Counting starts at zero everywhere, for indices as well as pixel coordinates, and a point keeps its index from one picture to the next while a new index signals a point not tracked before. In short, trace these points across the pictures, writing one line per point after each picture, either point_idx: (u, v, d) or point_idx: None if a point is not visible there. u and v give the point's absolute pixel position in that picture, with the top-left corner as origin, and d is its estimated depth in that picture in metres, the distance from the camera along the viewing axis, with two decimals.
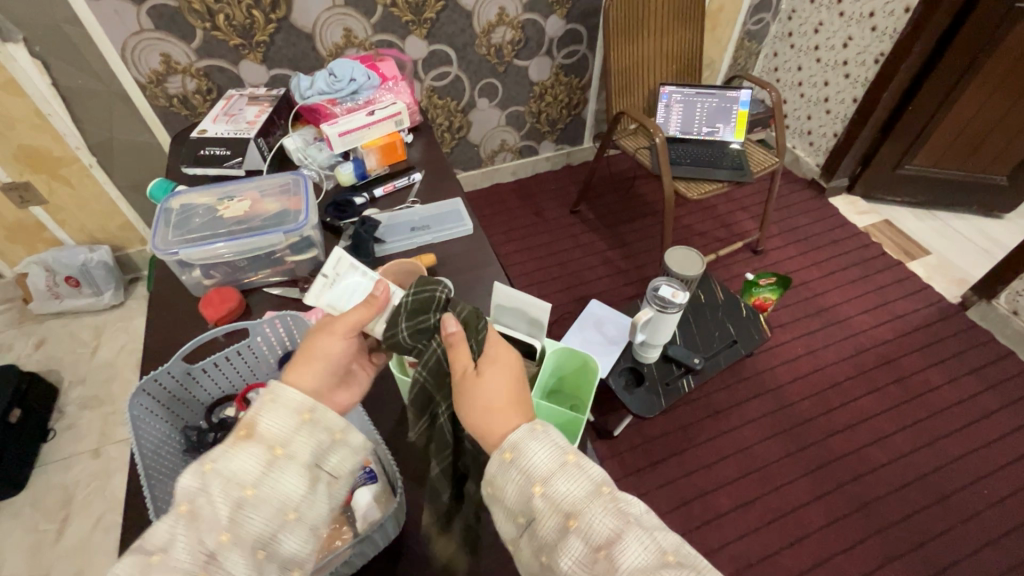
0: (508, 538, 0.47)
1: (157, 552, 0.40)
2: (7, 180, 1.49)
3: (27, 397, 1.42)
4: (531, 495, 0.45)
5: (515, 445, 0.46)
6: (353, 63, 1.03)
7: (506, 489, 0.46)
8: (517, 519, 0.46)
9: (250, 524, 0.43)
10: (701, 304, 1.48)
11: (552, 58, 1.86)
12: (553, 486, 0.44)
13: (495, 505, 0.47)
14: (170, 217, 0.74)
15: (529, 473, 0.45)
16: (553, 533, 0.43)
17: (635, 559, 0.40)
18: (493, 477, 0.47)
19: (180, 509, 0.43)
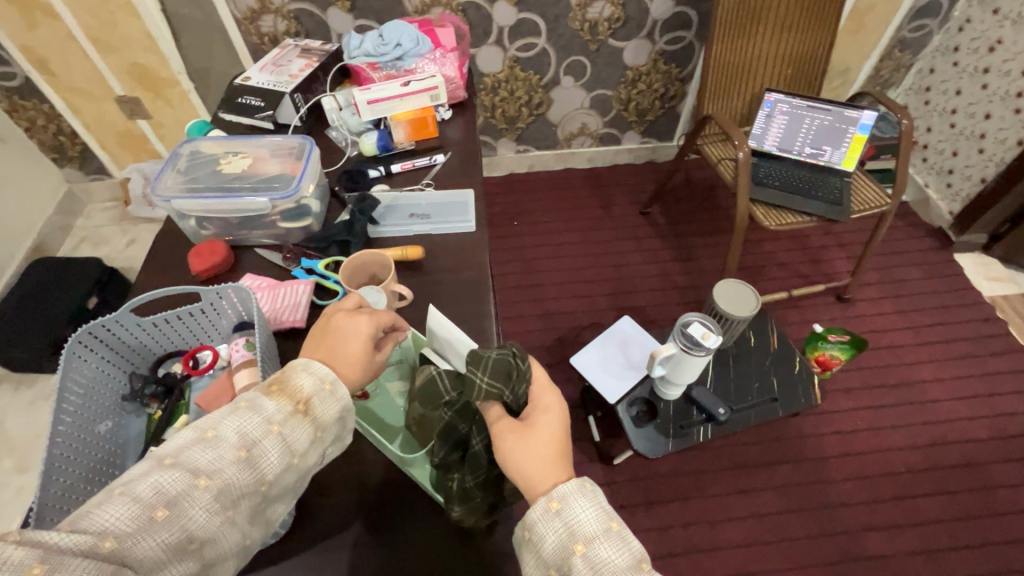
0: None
1: (206, 477, 0.44)
2: (121, 93, 1.65)
3: (106, 289, 1.60)
4: (570, 553, 0.45)
5: (564, 496, 0.48)
6: (405, 27, 0.98)
7: (545, 538, 0.47)
8: (548, 571, 0.47)
9: (273, 487, 0.49)
10: (747, 347, 1.31)
11: (653, 42, 1.68)
12: (595, 549, 0.45)
13: (529, 552, 0.48)
14: (179, 162, 0.76)
15: (572, 528, 0.47)
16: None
17: None
18: (535, 522, 0.48)
19: (237, 447, 0.47)
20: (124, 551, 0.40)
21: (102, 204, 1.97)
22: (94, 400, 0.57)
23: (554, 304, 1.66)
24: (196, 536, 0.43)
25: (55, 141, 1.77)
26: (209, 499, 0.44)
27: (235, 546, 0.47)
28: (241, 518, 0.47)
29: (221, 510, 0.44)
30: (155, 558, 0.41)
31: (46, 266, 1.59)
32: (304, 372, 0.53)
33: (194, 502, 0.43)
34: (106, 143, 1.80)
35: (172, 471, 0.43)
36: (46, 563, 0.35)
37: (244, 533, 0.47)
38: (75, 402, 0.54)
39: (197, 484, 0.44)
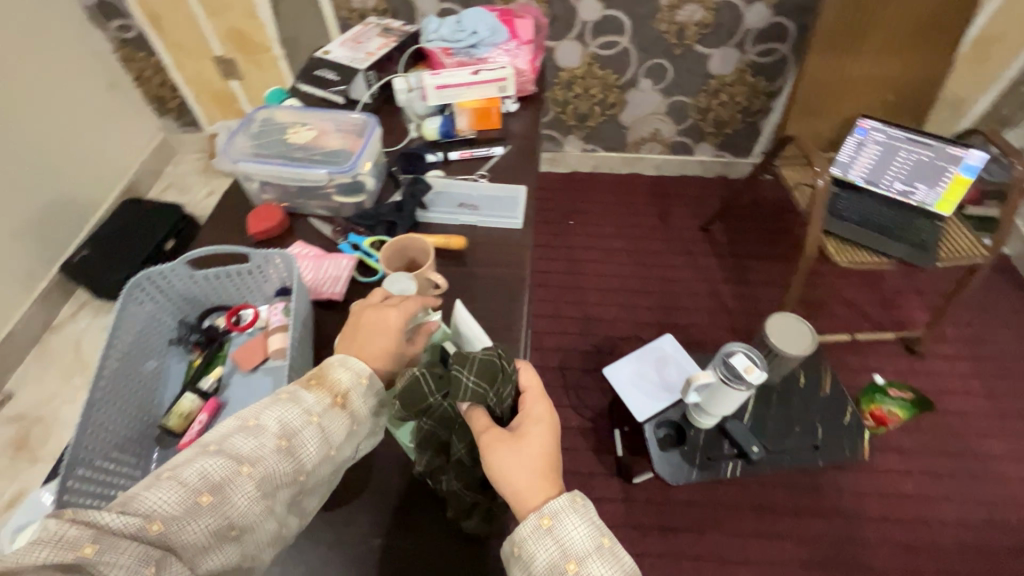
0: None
1: (249, 464, 0.48)
2: (220, 53, 1.76)
3: (182, 234, 1.72)
4: (562, 569, 0.48)
5: (556, 514, 0.50)
6: (484, 15, 0.98)
7: (537, 554, 0.49)
8: None
9: (304, 481, 0.52)
10: (795, 387, 1.23)
11: (742, 52, 1.60)
12: (587, 566, 0.48)
13: (518, 568, 0.50)
14: (251, 128, 0.79)
15: (565, 546, 0.49)
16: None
17: None
18: (526, 539, 0.50)
19: (274, 443, 0.50)
20: (172, 533, 0.44)
21: (190, 155, 2.12)
22: (145, 339, 0.63)
23: (597, 310, 1.62)
24: (236, 523, 0.47)
25: (158, 93, 1.92)
26: (248, 489, 0.47)
27: (270, 534, 0.50)
28: (278, 506, 0.50)
29: (259, 502, 0.48)
30: (199, 540, 0.45)
31: (138, 207, 1.75)
32: (341, 367, 0.57)
33: (235, 488, 0.47)
34: (200, 98, 1.93)
35: (217, 459, 0.47)
36: (97, 543, 0.40)
37: (280, 521, 0.51)
38: (127, 338, 0.60)
39: (239, 473, 0.48)
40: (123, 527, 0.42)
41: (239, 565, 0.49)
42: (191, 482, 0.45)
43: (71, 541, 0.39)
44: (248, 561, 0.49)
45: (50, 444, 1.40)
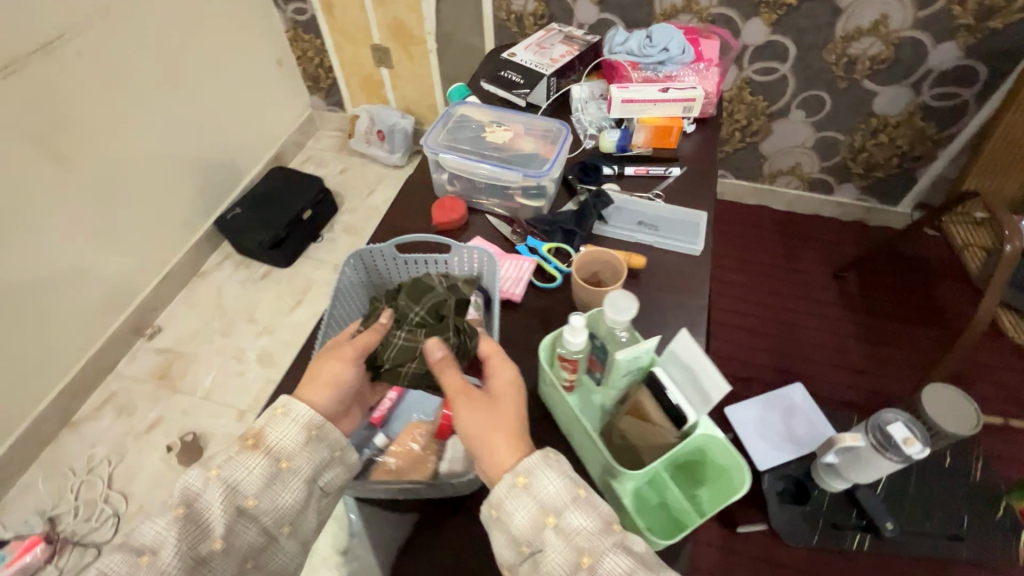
0: (505, 562, 0.47)
1: (215, 469, 0.51)
2: (377, 42, 1.87)
3: (319, 205, 1.84)
4: (542, 527, 0.45)
5: (529, 471, 0.47)
6: (675, 33, 0.97)
7: (516, 516, 0.46)
8: (520, 549, 0.46)
9: (318, 445, 0.55)
10: (939, 467, 1.11)
11: (917, 93, 1.47)
12: (564, 518, 0.45)
13: (498, 529, 0.47)
14: (449, 122, 0.83)
15: (540, 500, 0.46)
16: (561, 568, 0.44)
17: None
18: (503, 499, 0.47)
19: (273, 416, 0.55)
20: (195, 515, 0.50)
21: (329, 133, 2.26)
22: (349, 312, 0.69)
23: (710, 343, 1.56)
24: (251, 494, 0.51)
25: (314, 72, 2.07)
26: (253, 462, 0.52)
27: (300, 499, 0.54)
28: (250, 524, 0.52)
29: (266, 471, 0.52)
30: (223, 516, 0.50)
31: (284, 175, 1.89)
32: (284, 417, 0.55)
33: (242, 462, 0.52)
34: (350, 81, 2.06)
35: (220, 449, 0.53)
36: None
37: (304, 486, 0.54)
38: (338, 306, 0.66)
39: (243, 451, 0.53)
40: (157, 533, 0.49)
41: (281, 533, 0.53)
42: (195, 471, 0.52)
43: (116, 561, 0.48)
44: (289, 527, 0.53)
45: (189, 379, 1.55)
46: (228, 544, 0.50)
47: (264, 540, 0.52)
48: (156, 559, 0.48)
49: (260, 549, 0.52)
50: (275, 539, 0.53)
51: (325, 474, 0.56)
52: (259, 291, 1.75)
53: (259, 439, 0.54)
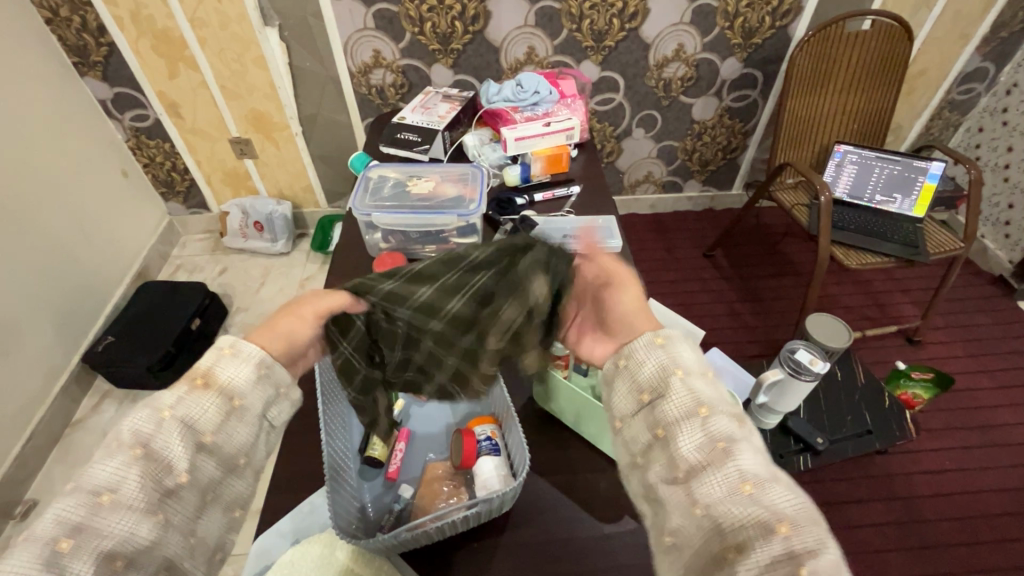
0: (621, 413, 0.46)
1: (169, 408, 0.42)
2: (236, 135, 1.82)
3: (206, 311, 1.70)
4: (671, 376, 0.44)
5: (670, 336, 0.47)
6: (540, 78, 1.12)
7: (644, 364, 0.46)
8: (642, 396, 0.45)
9: (270, 381, 0.47)
10: (836, 382, 1.34)
11: (720, 99, 1.82)
12: (692, 379, 0.43)
13: (623, 380, 0.47)
14: (369, 185, 0.88)
15: (672, 360, 0.45)
16: (676, 412, 0.42)
17: (751, 460, 0.38)
18: (636, 350, 0.47)
19: (219, 355, 0.47)
20: (155, 454, 0.41)
21: (196, 237, 2.11)
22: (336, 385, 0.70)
23: None
24: (207, 429, 0.43)
25: (167, 177, 1.93)
26: (205, 399, 0.44)
27: (254, 434, 0.46)
28: (212, 470, 0.43)
29: (223, 406, 0.44)
30: (184, 451, 0.41)
31: (158, 289, 1.73)
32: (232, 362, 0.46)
33: (194, 405, 0.43)
34: (211, 179, 1.96)
35: (165, 390, 0.44)
36: (73, 538, 0.37)
37: (256, 422, 0.46)
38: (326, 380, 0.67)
39: (193, 391, 0.44)
40: (112, 472, 0.39)
41: (239, 466, 0.45)
42: (140, 412, 0.42)
43: (71, 505, 0.38)
44: (246, 459, 0.45)
45: None
46: (194, 477, 0.42)
47: (223, 473, 0.44)
48: (119, 497, 0.39)
49: (221, 481, 0.44)
50: (235, 471, 0.45)
51: (275, 410, 0.48)
52: None
53: (209, 377, 0.45)
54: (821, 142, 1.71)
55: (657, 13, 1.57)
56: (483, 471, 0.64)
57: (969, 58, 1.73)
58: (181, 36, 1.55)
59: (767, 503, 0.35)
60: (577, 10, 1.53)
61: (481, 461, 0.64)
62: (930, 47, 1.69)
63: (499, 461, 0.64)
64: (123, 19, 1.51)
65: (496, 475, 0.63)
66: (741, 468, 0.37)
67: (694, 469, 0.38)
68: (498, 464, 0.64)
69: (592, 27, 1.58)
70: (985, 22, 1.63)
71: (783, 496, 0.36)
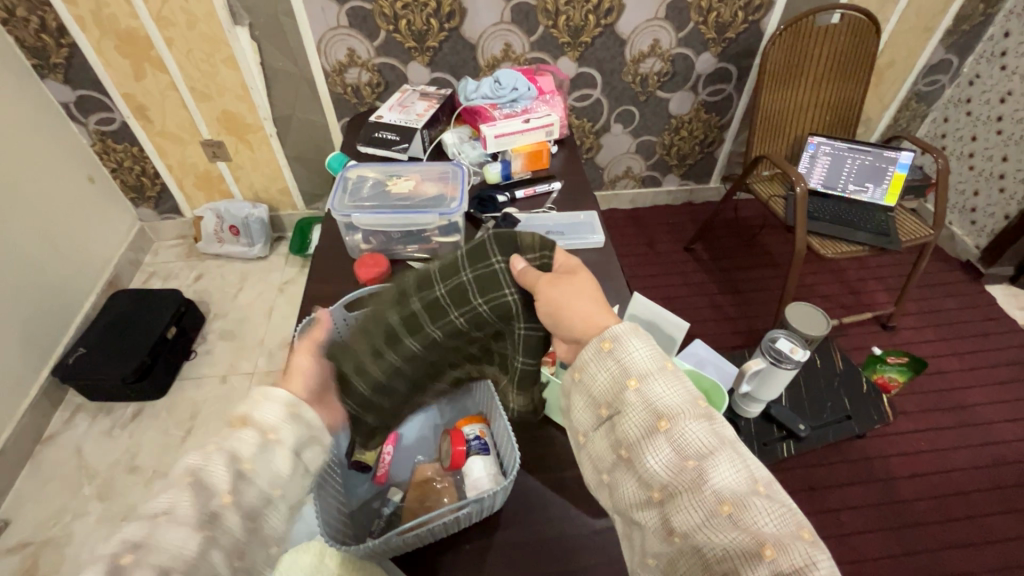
0: (584, 426, 0.49)
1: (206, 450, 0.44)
2: (208, 137, 1.77)
3: (183, 319, 1.65)
4: (625, 389, 0.46)
5: (616, 337, 0.48)
6: (517, 75, 1.11)
7: (597, 376, 0.48)
8: (601, 408, 0.48)
9: (302, 421, 0.48)
10: (816, 369, 1.37)
11: (696, 94, 1.84)
12: (649, 385, 0.46)
13: (579, 394, 0.50)
14: (347, 185, 0.86)
15: (625, 366, 0.47)
16: (638, 429, 0.45)
17: (727, 476, 0.41)
18: (586, 362, 0.49)
19: (254, 399, 0.48)
20: (201, 481, 0.42)
21: (168, 243, 2.05)
22: None
23: None
24: (246, 456, 0.44)
25: (137, 182, 1.88)
26: (239, 439, 0.45)
27: (292, 470, 0.46)
28: (246, 501, 0.43)
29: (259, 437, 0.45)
30: (225, 476, 0.43)
31: (131, 297, 1.68)
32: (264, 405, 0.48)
33: (230, 447, 0.44)
34: (183, 183, 1.91)
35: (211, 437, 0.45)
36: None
37: (291, 460, 0.47)
38: None
39: (233, 430, 0.46)
40: (165, 500, 0.41)
41: (274, 498, 0.45)
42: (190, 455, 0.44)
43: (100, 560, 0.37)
44: (281, 491, 0.45)
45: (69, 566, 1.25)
46: (236, 499, 0.43)
47: (262, 503, 0.44)
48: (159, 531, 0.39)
49: (258, 511, 0.44)
50: (270, 504, 0.44)
51: (309, 452, 0.49)
52: (135, 433, 1.50)
53: (246, 419, 0.47)
54: (795, 134, 1.74)
55: (632, 9, 1.57)
56: (473, 472, 0.64)
57: (933, 50, 1.78)
58: (147, 36, 1.51)
59: (747, 523, 0.39)
60: (552, 6, 1.53)
61: (471, 462, 0.64)
62: (896, 40, 1.73)
63: (488, 461, 0.64)
64: (84, 19, 1.46)
65: (485, 476, 0.63)
66: (718, 489, 0.40)
67: (668, 487, 0.42)
68: (488, 464, 0.64)
69: (568, 23, 1.58)
70: (948, 14, 1.68)
71: (761, 514, 0.40)
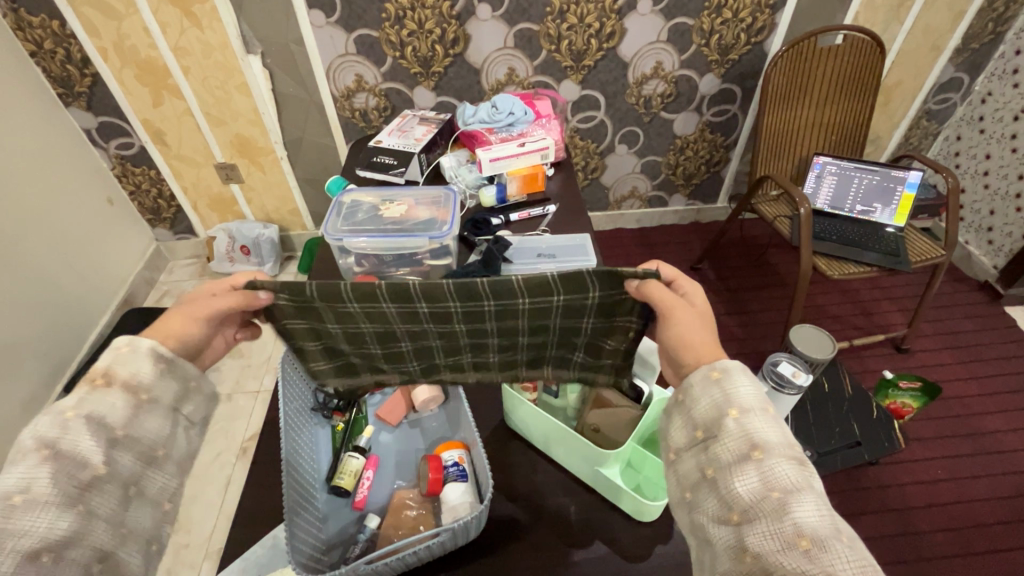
0: (675, 445, 0.51)
1: (126, 422, 0.48)
2: (221, 160, 1.83)
3: None
4: (724, 416, 0.47)
5: (726, 369, 0.50)
6: (514, 99, 1.13)
7: (700, 400, 0.50)
8: (696, 430, 0.49)
9: (173, 374, 0.54)
10: (822, 394, 1.34)
11: (700, 114, 1.85)
12: (749, 419, 0.46)
13: (679, 414, 0.51)
14: (342, 210, 0.88)
15: (729, 397, 0.48)
16: (731, 455, 0.45)
17: (809, 514, 0.40)
18: (692, 386, 0.51)
19: (117, 355, 0.52)
20: (112, 466, 0.47)
21: (183, 263, 2.11)
22: (301, 411, 0.72)
23: None
24: (117, 423, 0.48)
25: (154, 204, 1.94)
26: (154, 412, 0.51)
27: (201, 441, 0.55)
28: (167, 480, 0.51)
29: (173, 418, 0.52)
30: (96, 446, 0.46)
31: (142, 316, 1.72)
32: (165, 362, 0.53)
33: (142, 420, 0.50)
34: (197, 205, 1.96)
35: (120, 402, 0.50)
36: None
37: (204, 432, 0.55)
38: (291, 402, 0.70)
39: (145, 405, 0.50)
40: (23, 473, 0.43)
41: (190, 475, 0.53)
42: (102, 423, 0.48)
43: None
44: (164, 451, 0.51)
45: None
46: (111, 470, 0.46)
47: (144, 466, 0.49)
48: None
49: (172, 495, 0.52)
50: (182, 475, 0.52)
51: (218, 420, 0.57)
52: None
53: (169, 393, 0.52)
54: (801, 154, 1.73)
55: (634, 32, 1.59)
56: (450, 497, 0.66)
57: (943, 69, 1.76)
58: (165, 65, 1.57)
59: (824, 562, 0.38)
60: (555, 31, 1.56)
61: (448, 487, 0.66)
62: (903, 60, 1.72)
63: (465, 486, 0.66)
64: (107, 51, 1.53)
65: (463, 502, 0.65)
66: (799, 523, 0.40)
67: (746, 510, 0.43)
68: (464, 489, 0.66)
69: (570, 47, 1.60)
70: (956, 33, 1.66)
71: (841, 557, 0.39)
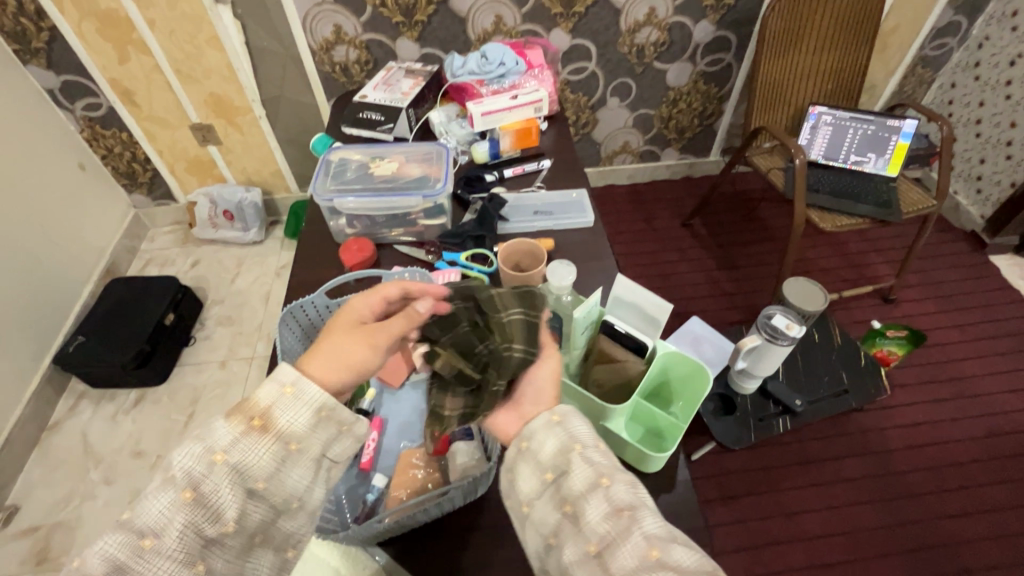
0: (523, 497, 0.48)
1: None
2: (197, 121, 1.74)
3: (179, 306, 1.65)
4: (570, 453, 0.48)
5: (565, 409, 0.50)
6: (504, 48, 1.08)
7: (544, 444, 0.49)
8: (545, 475, 0.48)
9: None
10: (812, 344, 1.36)
11: (695, 64, 1.79)
12: (590, 452, 0.48)
13: (524, 462, 0.49)
14: (330, 168, 0.85)
15: (570, 435, 0.49)
16: (579, 487, 0.46)
17: (653, 526, 0.43)
18: (534, 431, 0.50)
19: (279, 396, 0.48)
20: None
21: (164, 230, 2.04)
22: None
23: None
24: (259, 477, 0.46)
25: (128, 168, 1.86)
26: None
27: None
28: None
29: None
30: (233, 500, 0.45)
31: (124, 285, 1.67)
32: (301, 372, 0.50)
33: None
34: (175, 169, 1.89)
35: None
36: None
37: None
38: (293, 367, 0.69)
39: None
40: (161, 511, 0.43)
41: None
42: None
43: None
44: (299, 504, 0.48)
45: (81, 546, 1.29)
46: (239, 526, 0.45)
47: (274, 516, 0.47)
48: None
49: None
50: None
51: None
52: (138, 419, 1.52)
53: None
54: (795, 104, 1.70)
55: None
56: (457, 456, 0.67)
57: (942, 12, 1.71)
58: (128, 17, 1.47)
59: (672, 564, 0.40)
60: None
61: (454, 446, 0.67)
62: (902, 3, 1.66)
63: (471, 444, 0.67)
64: (63, 1, 1.42)
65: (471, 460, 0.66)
66: (647, 534, 0.42)
67: (606, 542, 0.43)
68: (470, 447, 0.67)
69: None
70: None
71: (684, 554, 0.41)
